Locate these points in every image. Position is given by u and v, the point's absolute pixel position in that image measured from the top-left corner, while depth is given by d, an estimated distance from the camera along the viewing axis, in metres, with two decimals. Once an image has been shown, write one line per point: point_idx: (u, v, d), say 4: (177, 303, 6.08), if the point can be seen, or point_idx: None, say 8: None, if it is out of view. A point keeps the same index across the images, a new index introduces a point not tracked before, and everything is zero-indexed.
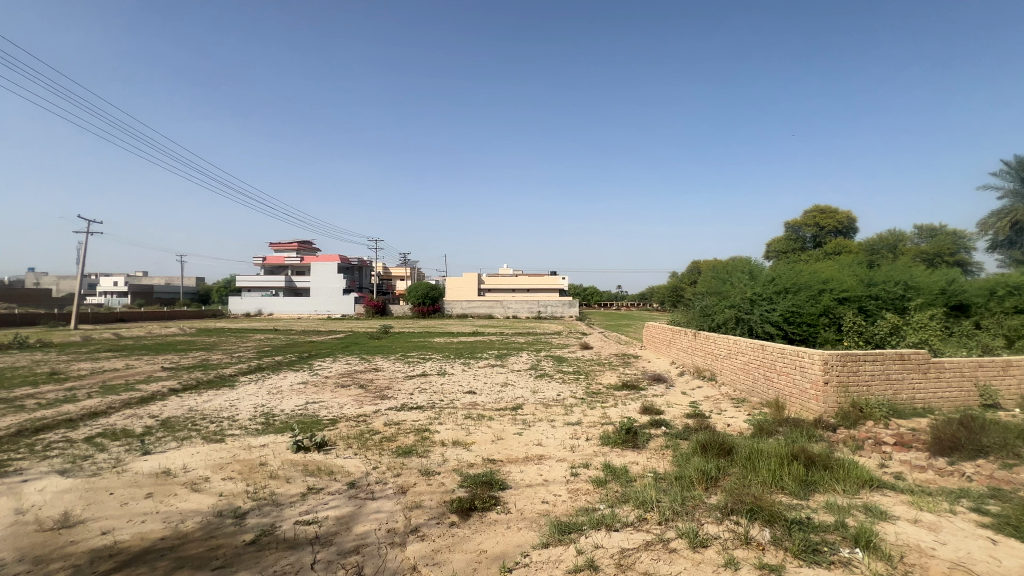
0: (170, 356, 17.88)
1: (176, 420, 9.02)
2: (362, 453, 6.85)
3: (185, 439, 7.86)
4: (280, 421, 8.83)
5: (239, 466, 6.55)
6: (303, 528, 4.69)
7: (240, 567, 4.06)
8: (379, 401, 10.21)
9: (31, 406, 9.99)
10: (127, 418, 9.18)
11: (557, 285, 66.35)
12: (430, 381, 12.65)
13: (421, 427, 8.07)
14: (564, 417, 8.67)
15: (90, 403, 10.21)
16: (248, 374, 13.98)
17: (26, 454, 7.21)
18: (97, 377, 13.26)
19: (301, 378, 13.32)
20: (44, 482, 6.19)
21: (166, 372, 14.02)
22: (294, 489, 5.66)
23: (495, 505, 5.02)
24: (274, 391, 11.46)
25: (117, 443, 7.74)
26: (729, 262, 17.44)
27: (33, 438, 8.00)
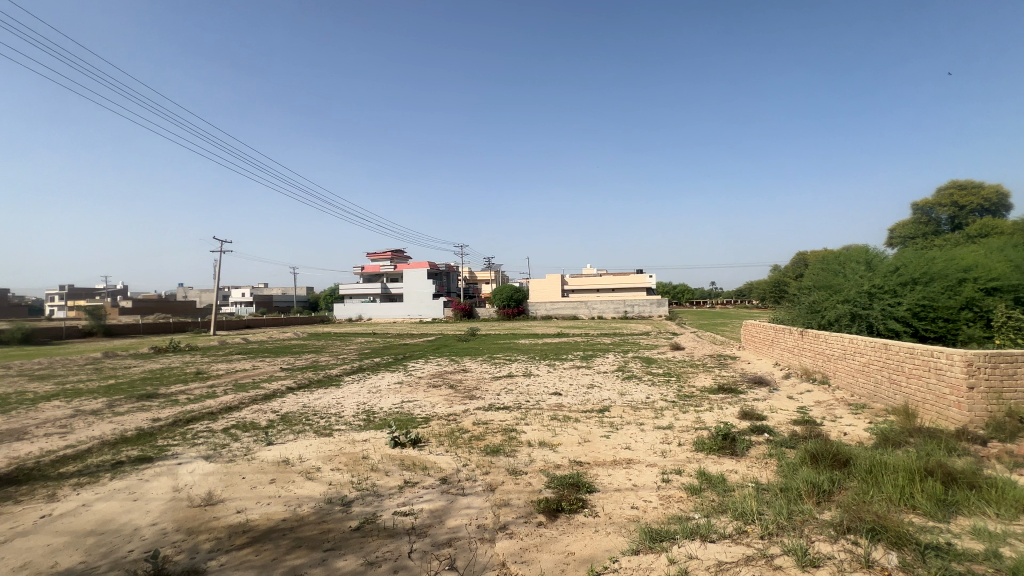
0: (287, 358, 20.10)
1: (293, 415, 10.11)
2: (453, 450, 7.16)
3: (300, 432, 8.77)
4: (379, 418, 9.53)
5: (345, 458, 7.18)
6: (401, 519, 5.00)
7: (347, 550, 4.45)
8: (467, 401, 10.60)
9: (183, 400, 11.81)
10: (254, 413, 10.43)
11: (645, 283, 63.98)
12: (516, 382, 12.86)
13: (508, 427, 8.23)
14: (654, 421, 8.35)
15: (226, 399, 11.80)
16: (351, 374, 15.23)
17: (182, 440, 8.56)
18: (231, 376, 15.26)
19: (397, 378, 14.26)
20: (193, 465, 7.26)
21: (284, 373, 15.79)
22: (392, 482, 6.07)
23: (582, 507, 4.96)
24: (374, 390, 12.40)
25: (247, 433, 8.86)
26: (842, 251, 15.61)
27: (184, 427, 9.43)
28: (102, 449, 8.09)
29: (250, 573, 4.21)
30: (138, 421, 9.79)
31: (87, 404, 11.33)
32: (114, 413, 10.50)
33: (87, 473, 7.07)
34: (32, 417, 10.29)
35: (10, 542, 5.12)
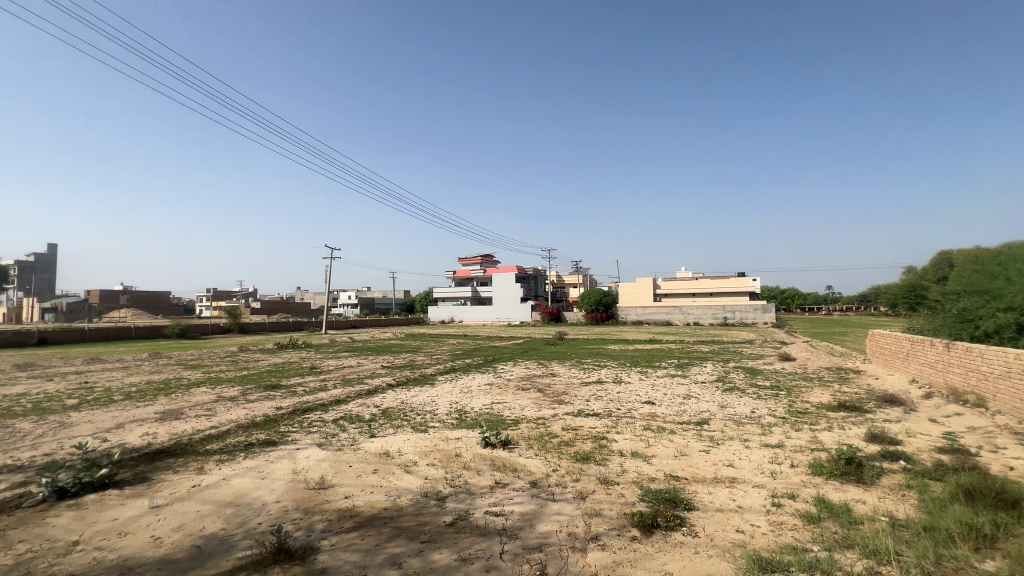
0: (387, 356, 21.60)
1: (393, 410, 10.81)
2: (542, 454, 7.15)
3: (399, 427, 9.34)
4: (470, 418, 9.83)
5: (439, 454, 7.50)
6: (493, 519, 5.09)
7: (442, 544, 4.62)
8: (556, 405, 10.54)
9: (301, 391, 13.20)
10: (359, 406, 11.32)
11: (747, 286, 59.15)
12: (606, 388, 12.53)
13: (598, 435, 8.04)
14: (761, 437, 7.64)
15: (336, 392, 12.97)
16: (445, 374, 15.92)
17: (299, 428, 9.54)
18: (340, 372, 16.73)
19: (487, 379, 14.64)
20: (309, 451, 8.05)
21: (385, 370, 16.98)
22: (484, 481, 6.20)
23: (681, 525, 4.67)
24: (466, 390, 12.84)
25: (353, 425, 9.62)
26: (1002, 248, 13.11)
27: (302, 416, 10.51)
28: (237, 431, 9.30)
29: (356, 556, 4.54)
30: (265, 409, 11.09)
31: (227, 391, 13.10)
32: (247, 400, 12.04)
33: (226, 452, 8.16)
34: (186, 400, 12.13)
35: (169, 505, 6.05)
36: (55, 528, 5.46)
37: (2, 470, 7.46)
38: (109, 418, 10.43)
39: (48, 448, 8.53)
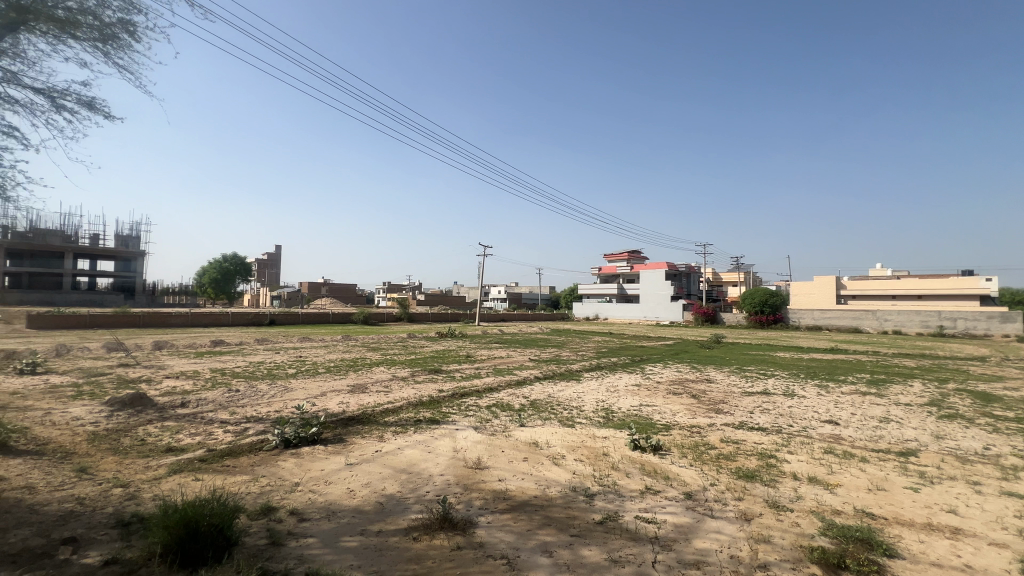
0: (534, 350, 22.44)
1: (541, 402, 11.19)
2: (698, 465, 6.66)
3: (547, 419, 9.63)
4: (618, 418, 9.64)
5: (587, 451, 7.52)
6: (644, 525, 4.92)
7: (591, 541, 4.63)
8: (713, 414, 9.73)
9: (459, 377, 14.50)
10: (509, 396, 11.96)
11: (975, 288, 46.60)
12: (773, 401, 11.10)
13: (765, 452, 7.18)
14: (1000, 483, 5.97)
15: (489, 381, 13.93)
16: (590, 372, 15.88)
17: (458, 410, 10.48)
18: (491, 362, 17.89)
19: (635, 380, 14.17)
20: (467, 432, 8.80)
21: (532, 363, 17.65)
22: (633, 485, 6.03)
23: (878, 573, 3.91)
24: (612, 390, 12.63)
25: (504, 413, 10.21)
26: None
27: (460, 400, 11.55)
28: (409, 408, 10.63)
29: (510, 537, 4.82)
30: (429, 390, 12.44)
31: (400, 372, 15.04)
32: (416, 381, 13.68)
33: (400, 425, 9.40)
34: (369, 377, 14.27)
35: (359, 464, 7.21)
36: (284, 469, 6.93)
37: (251, 419, 9.76)
38: (316, 387, 12.85)
39: (278, 406, 10.89)
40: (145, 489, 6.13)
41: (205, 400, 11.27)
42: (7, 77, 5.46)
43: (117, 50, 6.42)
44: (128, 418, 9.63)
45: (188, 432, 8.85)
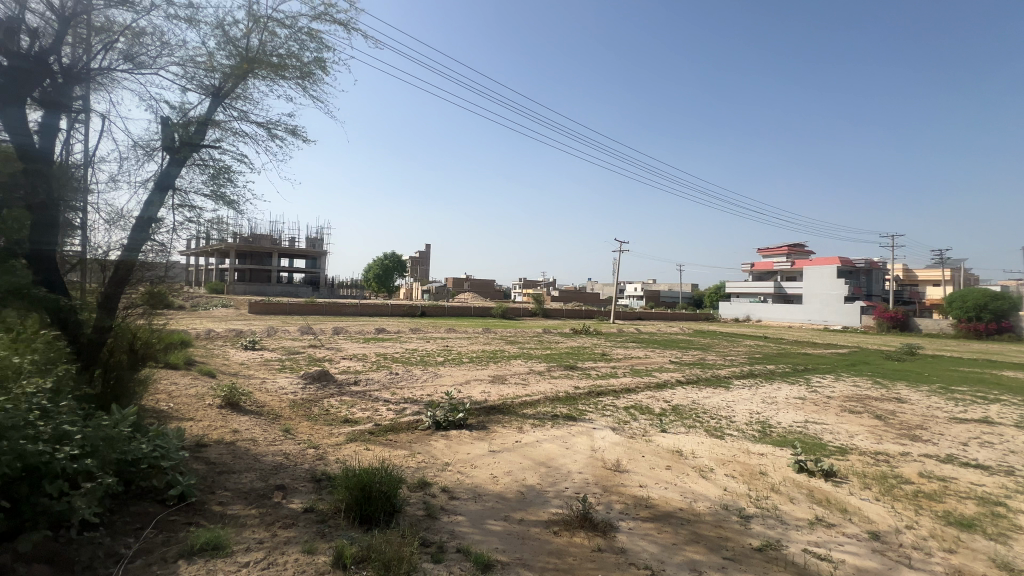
0: (675, 351, 21.18)
1: (683, 408, 10.51)
2: (887, 501, 5.58)
3: (691, 427, 9.00)
4: (777, 433, 8.58)
5: (740, 467, 6.84)
6: (815, 561, 4.29)
7: (748, 568, 4.19)
8: (906, 441, 8.07)
9: (595, 375, 14.36)
10: (648, 398, 11.47)
11: None
12: (999, 433, 8.77)
13: (987, 497, 5.71)
14: None
15: (626, 381, 13.54)
16: (742, 378, 14.39)
17: (595, 409, 10.38)
18: (628, 361, 17.33)
19: (798, 392, 12.46)
20: (604, 432, 8.68)
21: (673, 365, 16.66)
22: (800, 513, 5.30)
23: None
24: (769, 401, 11.28)
25: (643, 416, 9.83)
26: None
27: (597, 399, 11.44)
28: (546, 402, 10.86)
29: (654, 547, 4.61)
30: (565, 386, 12.56)
31: (537, 366, 15.47)
32: (552, 376, 13.93)
33: (538, 418, 9.67)
34: (508, 369, 14.97)
35: (501, 452, 7.60)
36: (436, 449, 7.64)
37: (409, 400, 10.97)
38: (461, 375, 13.90)
39: (430, 390, 12.05)
40: (330, 452, 7.31)
41: (372, 380, 13.00)
42: (240, 116, 6.93)
43: (312, 85, 7.70)
44: (317, 391, 11.60)
45: (360, 407, 10.30)
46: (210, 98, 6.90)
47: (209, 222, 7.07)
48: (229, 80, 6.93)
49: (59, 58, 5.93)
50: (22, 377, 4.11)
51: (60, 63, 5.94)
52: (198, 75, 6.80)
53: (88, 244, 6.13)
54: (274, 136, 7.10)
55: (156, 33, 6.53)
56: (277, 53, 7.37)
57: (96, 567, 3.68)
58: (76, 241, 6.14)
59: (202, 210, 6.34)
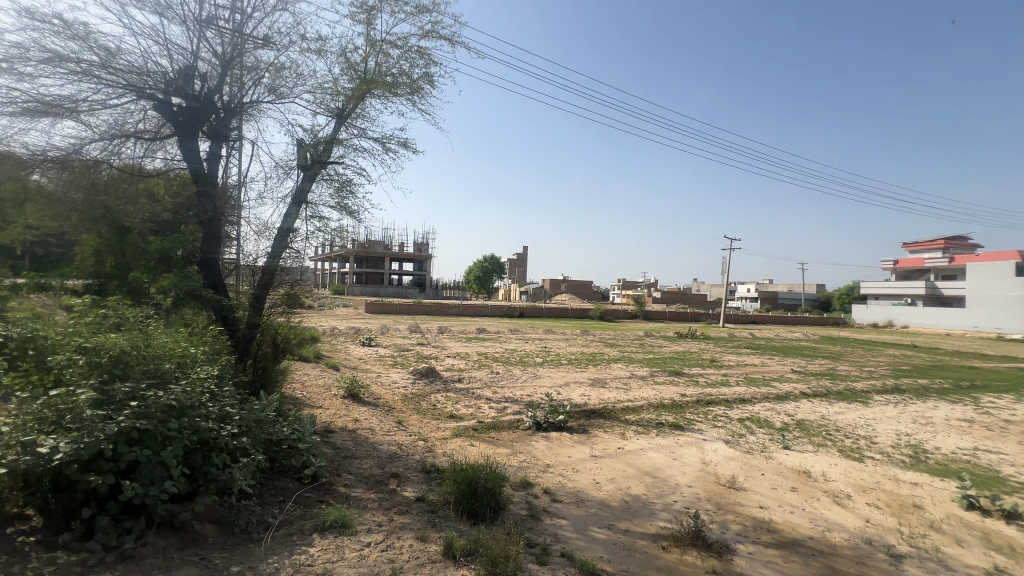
0: (797, 360, 19.03)
1: (810, 423, 9.38)
2: None
3: (820, 446, 8.00)
4: (934, 461, 7.28)
5: (886, 497, 5.92)
6: None
7: None
8: None
9: (704, 383, 13.41)
10: (766, 410, 10.43)
11: None
12: None
13: None
14: None
15: (740, 390, 12.45)
16: (884, 394, 12.46)
17: (705, 419, 9.69)
18: (741, 369, 15.93)
19: (962, 413, 10.46)
20: (716, 445, 8.06)
21: (796, 375, 14.97)
22: (972, 561, 4.43)
23: None
24: (922, 422, 9.62)
25: (761, 430, 8.96)
26: None
27: (706, 408, 10.67)
28: (650, 409, 10.38)
29: None
30: (671, 393, 11.91)
31: (639, 371, 14.88)
32: (655, 382, 13.30)
33: (641, 424, 9.28)
34: (608, 373, 14.59)
35: (603, 458, 7.41)
36: (537, 449, 7.69)
37: (509, 400, 11.20)
38: (560, 377, 13.86)
39: (530, 391, 12.19)
40: (438, 445, 7.71)
41: (475, 378, 13.51)
42: (360, 133, 7.63)
43: (421, 99, 8.20)
44: (425, 386, 12.34)
45: (464, 404, 10.75)
46: (335, 119, 7.68)
47: (334, 231, 7.89)
48: (351, 102, 7.65)
49: (221, 96, 7.01)
50: (197, 365, 4.89)
51: (221, 100, 7.02)
52: (326, 100, 7.61)
53: (241, 252, 7.20)
54: (388, 150, 7.71)
55: (293, 67, 7.43)
56: (390, 73, 7.99)
57: (250, 531, 4.25)
58: (232, 250, 7.23)
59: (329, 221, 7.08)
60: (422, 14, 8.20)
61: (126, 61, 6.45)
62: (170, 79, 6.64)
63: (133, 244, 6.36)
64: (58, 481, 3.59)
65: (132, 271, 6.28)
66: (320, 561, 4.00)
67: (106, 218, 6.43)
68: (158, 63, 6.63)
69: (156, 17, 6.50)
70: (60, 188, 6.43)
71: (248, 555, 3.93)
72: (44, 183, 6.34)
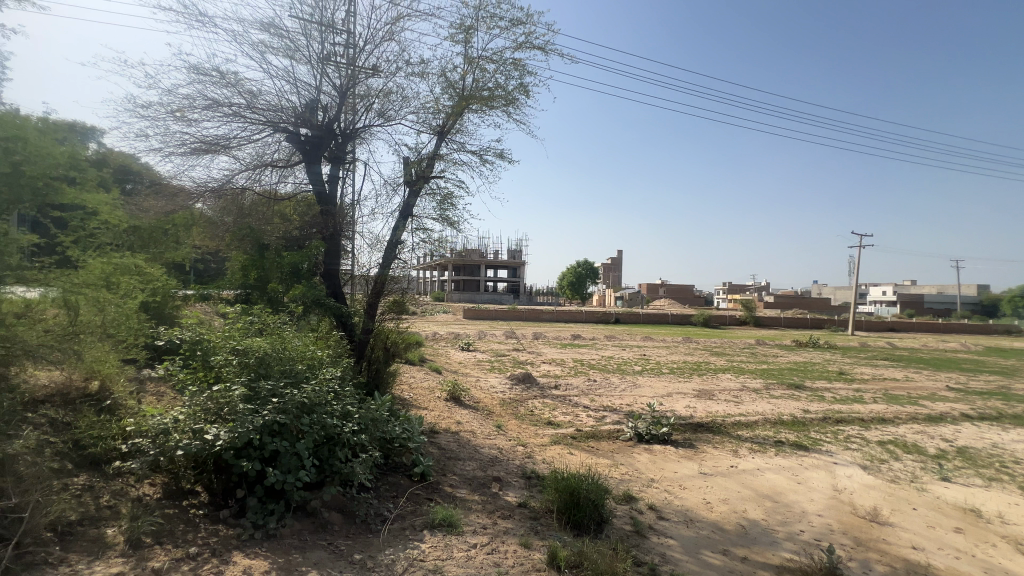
0: (955, 374, 16.08)
1: (977, 452, 7.88)
2: None
3: (993, 481, 6.71)
4: None
5: None
6: None
7: None
8: None
9: (832, 398, 11.89)
10: (915, 433, 8.97)
11: None
12: None
13: None
14: None
15: (879, 408, 10.84)
16: None
17: (835, 440, 8.58)
18: (879, 384, 13.89)
19: None
20: (851, 471, 7.11)
21: (954, 393, 12.66)
22: None
23: None
24: None
25: (910, 456, 7.71)
26: None
27: (836, 427, 9.44)
28: (767, 425, 9.45)
29: None
30: (791, 408, 10.74)
31: (751, 383, 13.64)
32: (772, 395, 12.09)
33: (757, 442, 8.48)
34: (716, 383, 13.56)
35: (714, 476, 6.87)
36: (640, 462, 7.37)
37: (608, 408, 10.91)
38: (662, 386, 13.19)
39: (630, 400, 11.76)
40: (537, 451, 7.74)
41: (571, 385, 13.38)
42: (459, 147, 7.98)
43: (516, 110, 8.37)
44: (522, 392, 12.47)
45: (562, 411, 10.69)
46: (437, 136, 8.13)
47: (436, 241, 8.32)
48: (451, 118, 8.04)
49: (339, 124, 7.78)
50: (323, 366, 5.43)
51: (340, 127, 7.78)
52: (429, 119, 8.10)
53: (355, 264, 7.90)
54: (485, 161, 7.98)
55: (399, 92, 8.02)
56: (487, 87, 8.27)
57: (369, 522, 4.59)
58: (348, 262, 7.95)
59: (432, 232, 7.48)
60: (516, 27, 8.39)
61: (265, 101, 7.44)
62: (298, 113, 7.53)
63: (271, 259, 7.27)
64: (219, 464, 4.19)
65: (270, 282, 7.18)
66: (431, 557, 4.19)
67: (250, 237, 7.40)
68: (289, 100, 7.54)
69: (288, 60, 7.42)
70: (217, 213, 7.56)
71: (368, 544, 4.24)
72: (205, 210, 7.53)
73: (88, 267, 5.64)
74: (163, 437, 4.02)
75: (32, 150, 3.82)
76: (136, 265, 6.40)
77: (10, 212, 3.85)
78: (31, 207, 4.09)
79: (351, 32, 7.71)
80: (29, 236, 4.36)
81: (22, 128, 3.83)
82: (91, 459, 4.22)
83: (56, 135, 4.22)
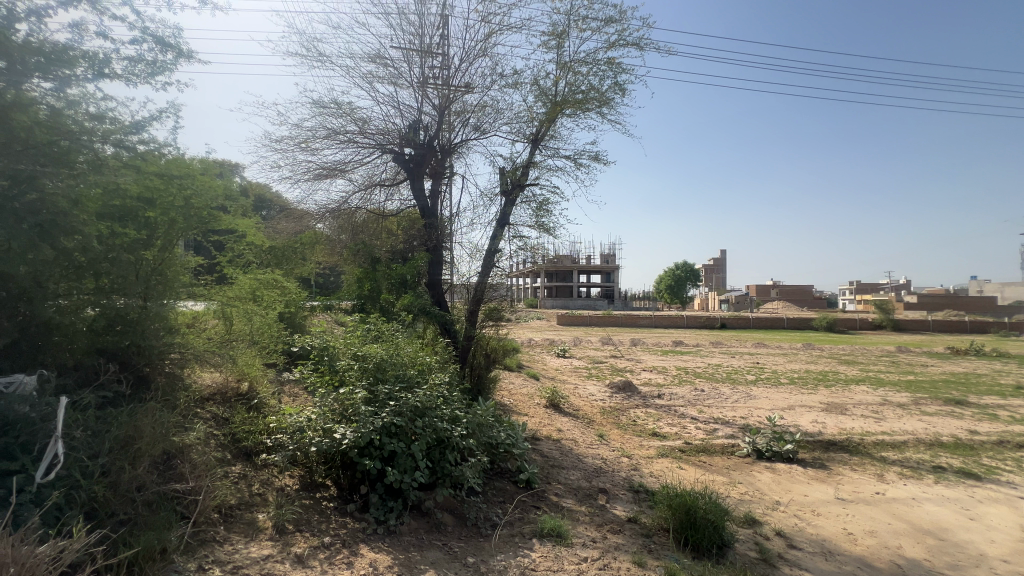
0: None
1: None
2: None
3: None
4: None
5: None
6: None
7: None
8: None
9: (1007, 417, 9.89)
10: None
11: None
12: None
13: None
14: None
15: None
16: None
17: (1017, 469, 7.10)
18: None
19: None
20: None
21: None
22: None
23: None
24: None
25: None
26: None
27: (1017, 453, 7.82)
28: (920, 446, 8.09)
29: None
30: (951, 427, 9.11)
31: (894, 396, 11.82)
32: (923, 411, 10.36)
33: (909, 466, 7.27)
34: (848, 396, 11.94)
35: (855, 502, 6.00)
36: (762, 482, 6.67)
37: (720, 421, 10.08)
38: (782, 398, 11.92)
39: (744, 412, 10.79)
40: (644, 464, 7.37)
41: (675, 395, 12.62)
42: (553, 154, 8.00)
43: (610, 109, 8.18)
44: (623, 400, 12.03)
45: (667, 422, 10.10)
46: (531, 144, 8.21)
47: (531, 247, 8.37)
48: (544, 125, 8.06)
49: (439, 140, 8.18)
50: (432, 372, 5.66)
51: (439, 143, 8.18)
52: (522, 128, 8.22)
53: (455, 272, 8.20)
54: (579, 164, 7.92)
55: (493, 105, 8.26)
56: (580, 91, 8.17)
57: (479, 526, 4.68)
58: (449, 271, 8.27)
59: (529, 238, 7.56)
60: (609, 26, 8.21)
61: (375, 126, 8.07)
62: (403, 134, 8.04)
63: (382, 271, 7.88)
64: (345, 461, 4.54)
65: (382, 294, 7.76)
66: (542, 567, 4.15)
67: (363, 251, 8.20)
68: (395, 122, 8.09)
69: (393, 87, 7.98)
70: (335, 231, 8.31)
71: (480, 548, 4.32)
72: (325, 230, 8.31)
73: (239, 283, 6.55)
74: (300, 434, 4.46)
75: (197, 184, 4.48)
76: (275, 281, 7.30)
77: (181, 239, 4.50)
78: (197, 234, 4.78)
79: (447, 53, 8.10)
80: (197, 258, 5.08)
81: (190, 168, 4.51)
82: (244, 450, 4.81)
83: (214, 170, 4.91)
